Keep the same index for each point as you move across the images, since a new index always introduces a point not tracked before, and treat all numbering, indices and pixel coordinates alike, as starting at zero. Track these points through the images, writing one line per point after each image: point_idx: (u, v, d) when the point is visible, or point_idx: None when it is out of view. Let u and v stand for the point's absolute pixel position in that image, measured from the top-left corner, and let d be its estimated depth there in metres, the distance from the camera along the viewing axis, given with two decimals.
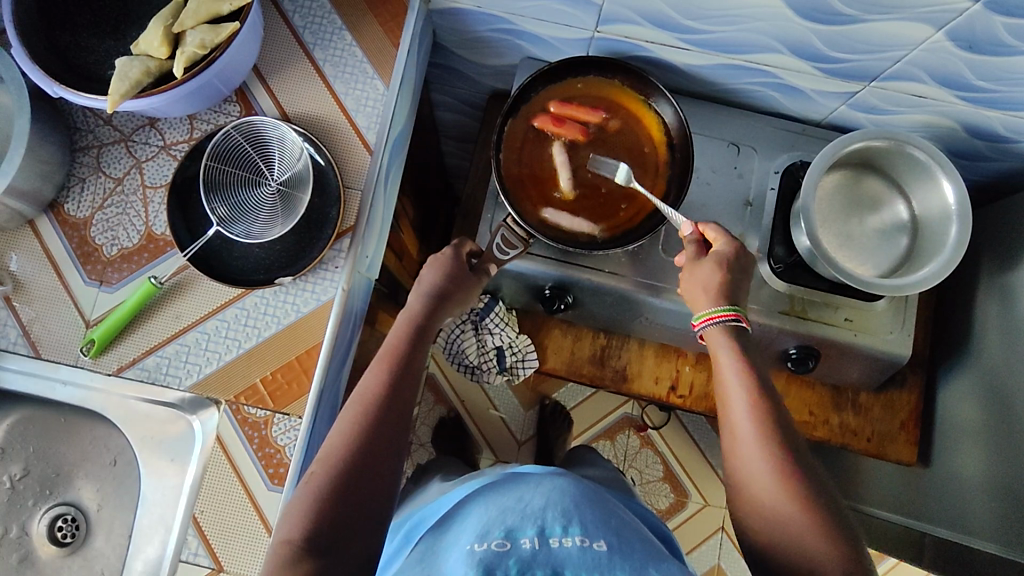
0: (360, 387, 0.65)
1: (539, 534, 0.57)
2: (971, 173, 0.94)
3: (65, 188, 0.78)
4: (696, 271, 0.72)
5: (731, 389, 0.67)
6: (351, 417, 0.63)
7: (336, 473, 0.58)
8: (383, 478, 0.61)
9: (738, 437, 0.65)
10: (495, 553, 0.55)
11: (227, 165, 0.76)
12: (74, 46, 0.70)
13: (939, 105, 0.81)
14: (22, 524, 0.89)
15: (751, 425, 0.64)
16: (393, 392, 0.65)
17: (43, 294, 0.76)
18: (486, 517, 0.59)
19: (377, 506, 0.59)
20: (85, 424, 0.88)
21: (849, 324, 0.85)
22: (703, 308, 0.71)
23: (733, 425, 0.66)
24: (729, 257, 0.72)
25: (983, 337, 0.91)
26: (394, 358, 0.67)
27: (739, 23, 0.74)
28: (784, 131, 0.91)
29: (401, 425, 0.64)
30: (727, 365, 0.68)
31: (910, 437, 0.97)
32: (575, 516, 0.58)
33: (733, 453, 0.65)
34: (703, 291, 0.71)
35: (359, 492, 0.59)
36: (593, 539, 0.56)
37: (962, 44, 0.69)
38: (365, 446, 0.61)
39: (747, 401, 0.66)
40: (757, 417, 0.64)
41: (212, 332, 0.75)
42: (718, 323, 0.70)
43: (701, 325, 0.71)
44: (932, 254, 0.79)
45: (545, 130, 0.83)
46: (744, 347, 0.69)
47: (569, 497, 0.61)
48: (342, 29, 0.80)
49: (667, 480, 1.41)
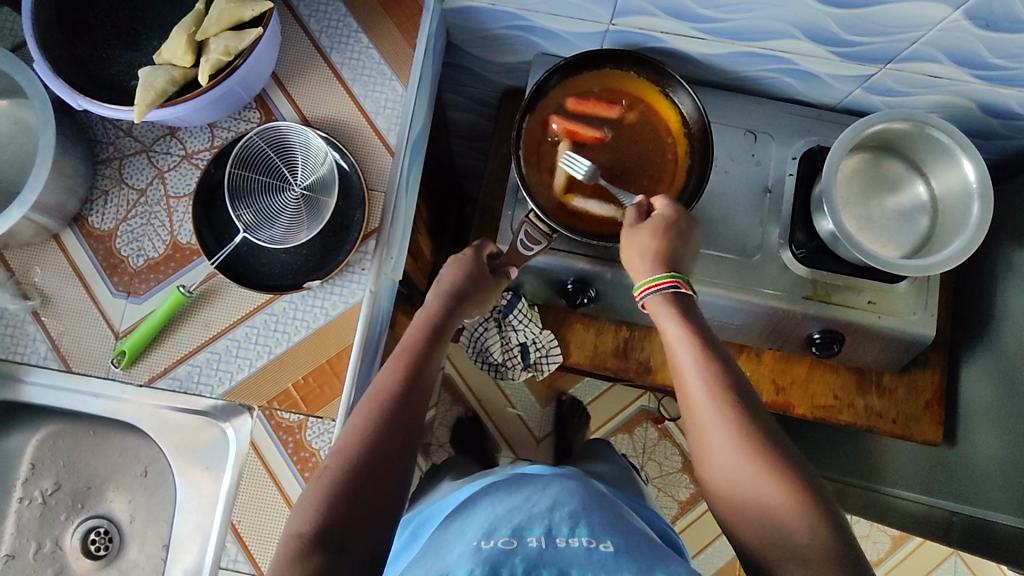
0: (375, 384, 0.64)
1: (545, 534, 0.57)
2: (986, 151, 0.94)
3: (89, 201, 0.78)
4: (633, 237, 0.72)
5: (682, 359, 0.64)
6: (367, 412, 0.62)
7: (350, 466, 0.57)
8: (397, 473, 0.59)
9: (694, 405, 0.62)
10: (501, 551, 0.54)
11: (250, 171, 0.76)
12: (95, 58, 0.71)
13: (955, 85, 0.81)
14: (55, 538, 0.89)
15: (704, 388, 0.62)
16: (409, 391, 0.64)
17: (71, 307, 0.76)
18: (493, 515, 0.59)
19: (389, 499, 0.58)
20: (115, 436, 0.88)
21: (873, 306, 0.86)
22: (641, 278, 0.70)
23: (688, 394, 0.63)
24: (668, 220, 0.72)
25: (1005, 314, 0.91)
26: (411, 356, 0.67)
27: (757, 10, 0.74)
28: (799, 116, 0.91)
29: (416, 424, 0.63)
30: (673, 335, 0.66)
31: (934, 417, 0.97)
32: (583, 517, 0.58)
33: (694, 421, 0.62)
34: (640, 258, 0.71)
35: (372, 488, 0.57)
36: (600, 540, 0.56)
37: (980, 22, 0.70)
38: (381, 441, 0.60)
39: (697, 366, 0.63)
40: (709, 383, 0.62)
41: (242, 338, 0.75)
42: (658, 292, 0.69)
43: (642, 295, 0.70)
44: (955, 233, 0.79)
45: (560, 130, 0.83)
46: (691, 316, 0.67)
47: (578, 499, 0.61)
48: (358, 32, 0.80)
49: (687, 471, 1.41)
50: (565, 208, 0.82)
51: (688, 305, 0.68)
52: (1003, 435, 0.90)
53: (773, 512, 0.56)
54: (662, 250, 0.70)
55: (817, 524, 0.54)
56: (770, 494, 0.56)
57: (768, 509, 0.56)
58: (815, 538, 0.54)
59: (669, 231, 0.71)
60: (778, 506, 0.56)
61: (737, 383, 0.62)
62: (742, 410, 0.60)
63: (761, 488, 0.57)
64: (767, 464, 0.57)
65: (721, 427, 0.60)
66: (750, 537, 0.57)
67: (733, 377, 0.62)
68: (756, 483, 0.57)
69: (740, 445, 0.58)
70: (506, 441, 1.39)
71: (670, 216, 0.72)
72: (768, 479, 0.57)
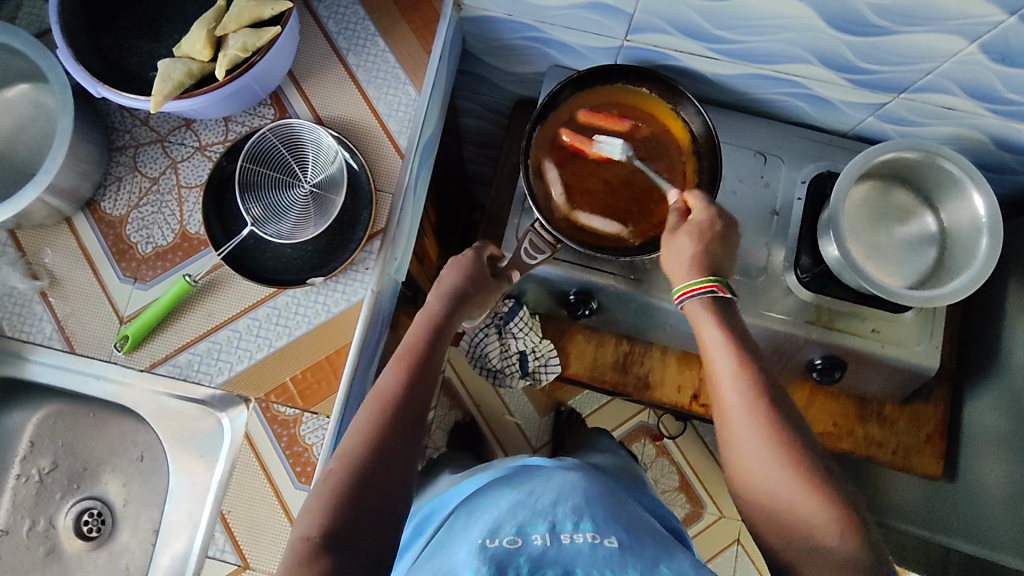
0: (378, 385, 0.65)
1: (550, 530, 0.57)
2: (999, 186, 0.94)
3: (102, 186, 0.79)
4: (672, 243, 0.72)
5: (717, 361, 0.64)
6: (371, 415, 0.62)
7: (356, 470, 0.58)
8: (400, 476, 0.60)
9: (729, 410, 0.62)
10: (506, 550, 0.54)
11: (261, 166, 0.77)
12: (117, 47, 0.72)
13: (968, 118, 0.81)
14: (49, 517, 0.90)
15: (735, 389, 0.62)
16: (412, 392, 0.64)
17: (78, 289, 0.77)
18: (498, 511, 0.59)
19: (392, 501, 0.58)
20: (114, 419, 0.89)
21: (876, 335, 0.85)
22: (680, 282, 0.70)
23: (720, 395, 0.64)
24: (703, 225, 0.71)
25: (1011, 350, 0.90)
26: (413, 358, 0.67)
27: (771, 34, 0.75)
28: (811, 141, 0.91)
29: (418, 424, 0.63)
30: (709, 336, 0.66)
31: (935, 449, 0.97)
32: (586, 512, 0.59)
33: (723, 423, 0.63)
34: (679, 263, 0.71)
35: (377, 490, 0.58)
36: (605, 536, 0.56)
37: (995, 56, 0.69)
38: (382, 444, 0.60)
39: (731, 367, 0.63)
40: (747, 391, 0.62)
41: (243, 330, 0.76)
42: (696, 296, 0.68)
43: (679, 299, 0.70)
44: (962, 267, 0.79)
45: (568, 144, 0.84)
46: (729, 317, 0.67)
47: (580, 493, 0.61)
48: (375, 35, 0.81)
49: (683, 490, 1.40)
50: (570, 220, 0.83)
51: (727, 308, 0.68)
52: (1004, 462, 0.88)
53: (807, 519, 0.56)
54: (700, 254, 0.70)
55: (847, 533, 0.55)
56: (803, 501, 0.57)
57: (801, 517, 0.57)
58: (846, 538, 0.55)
59: (709, 235, 0.71)
60: (812, 515, 0.56)
61: (771, 391, 0.62)
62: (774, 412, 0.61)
63: (799, 504, 0.57)
64: (799, 469, 0.58)
65: (750, 432, 0.60)
66: (782, 545, 0.58)
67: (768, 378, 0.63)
68: (786, 489, 0.58)
69: (773, 449, 0.59)
70: (503, 448, 1.38)
71: (703, 221, 0.72)
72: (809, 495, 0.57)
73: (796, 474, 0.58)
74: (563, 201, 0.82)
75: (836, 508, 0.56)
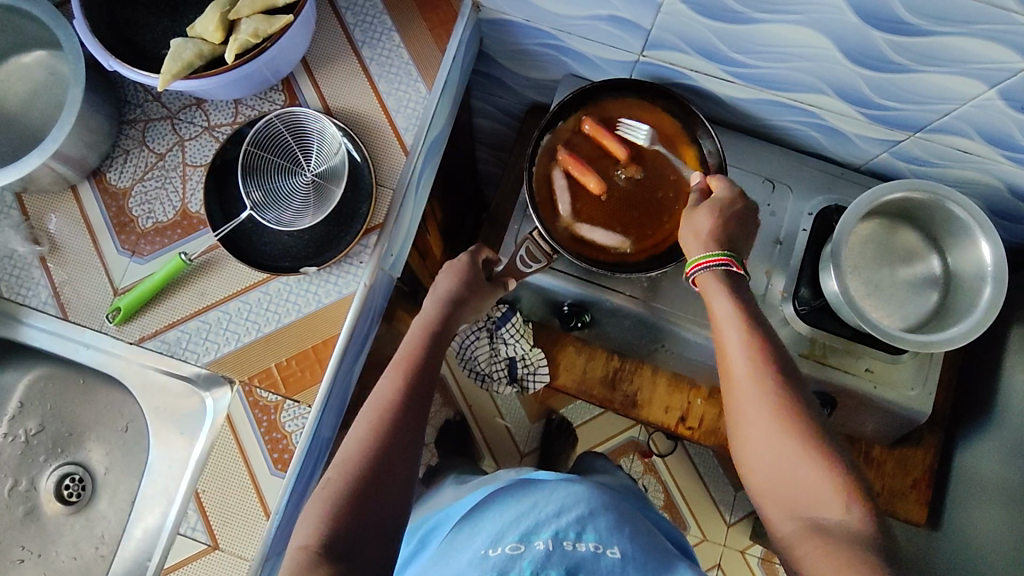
0: (379, 388, 0.66)
1: (553, 536, 0.56)
2: (1010, 233, 0.92)
3: (109, 158, 0.80)
4: (691, 218, 0.71)
5: (727, 337, 0.65)
6: (371, 421, 0.63)
7: (355, 479, 0.58)
8: (401, 486, 0.60)
9: (738, 381, 0.63)
10: (507, 557, 0.54)
11: (266, 152, 0.78)
12: (134, 23, 0.73)
13: (984, 162, 0.79)
14: (32, 478, 0.91)
15: (746, 363, 0.63)
16: (407, 400, 0.65)
17: (77, 257, 0.78)
18: (501, 521, 0.59)
19: (389, 510, 0.59)
20: (102, 388, 0.90)
21: (870, 375, 0.84)
22: (693, 255, 0.70)
23: (727, 362, 0.64)
24: (722, 204, 0.71)
25: (1008, 401, 0.88)
26: (412, 363, 0.68)
27: (788, 61, 0.74)
28: (822, 172, 0.89)
29: (417, 428, 0.64)
30: (720, 308, 0.66)
31: (921, 496, 0.95)
32: (590, 522, 0.58)
33: (733, 396, 0.63)
34: (694, 237, 0.70)
35: (376, 499, 0.58)
36: (607, 546, 0.56)
37: (1015, 104, 0.68)
38: (381, 454, 0.60)
39: (744, 342, 0.64)
40: (757, 364, 0.62)
41: (234, 312, 0.76)
42: (709, 268, 0.68)
43: (692, 271, 0.69)
44: (963, 313, 0.77)
45: (563, 162, 0.82)
46: (740, 291, 0.67)
47: (585, 503, 0.60)
48: (391, 30, 0.82)
49: (667, 509, 1.39)
50: (570, 233, 0.82)
51: (739, 283, 0.68)
52: (1002, 516, 0.86)
53: (811, 493, 0.57)
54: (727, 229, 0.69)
55: (855, 503, 0.55)
56: (806, 467, 0.58)
57: (803, 483, 0.57)
58: (851, 511, 0.55)
59: (731, 214, 0.71)
60: (818, 481, 0.57)
61: (785, 368, 0.63)
62: (782, 383, 0.62)
63: (806, 478, 0.57)
64: (806, 444, 0.58)
65: (760, 402, 0.61)
66: (782, 517, 0.58)
67: (784, 363, 0.63)
68: (790, 456, 0.58)
69: (778, 417, 0.60)
70: (489, 451, 1.38)
71: (726, 198, 0.72)
72: (815, 469, 0.57)
73: (803, 439, 0.59)
74: (565, 212, 0.82)
75: (842, 483, 0.56)
